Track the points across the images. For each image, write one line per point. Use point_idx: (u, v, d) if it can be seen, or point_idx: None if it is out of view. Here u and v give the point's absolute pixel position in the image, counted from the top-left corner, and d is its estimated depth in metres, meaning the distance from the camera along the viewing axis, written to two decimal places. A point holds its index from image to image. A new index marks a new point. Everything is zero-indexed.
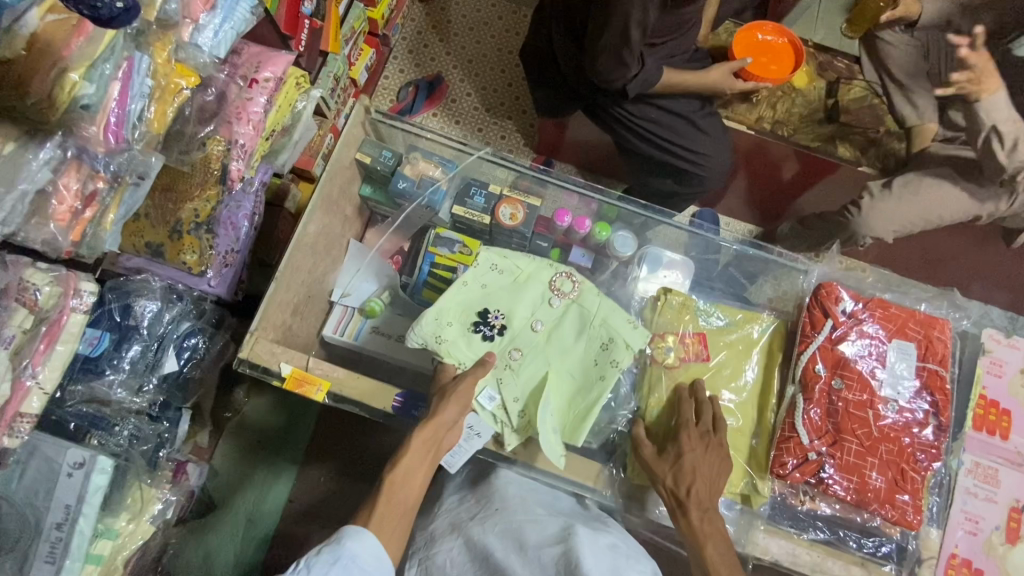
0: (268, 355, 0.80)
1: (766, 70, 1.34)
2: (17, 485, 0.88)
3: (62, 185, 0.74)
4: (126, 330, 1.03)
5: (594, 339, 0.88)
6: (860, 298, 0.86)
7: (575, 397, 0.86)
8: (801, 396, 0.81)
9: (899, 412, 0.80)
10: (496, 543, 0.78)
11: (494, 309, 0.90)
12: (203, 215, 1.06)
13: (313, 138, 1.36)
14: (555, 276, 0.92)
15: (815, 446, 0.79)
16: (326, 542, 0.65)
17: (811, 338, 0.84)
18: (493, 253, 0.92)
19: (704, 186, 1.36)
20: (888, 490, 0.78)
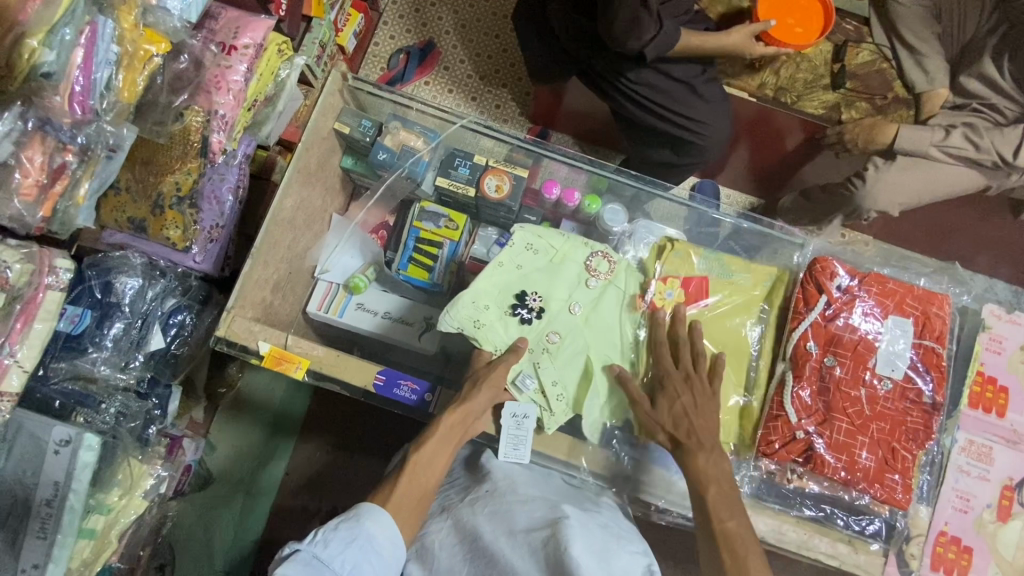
0: (245, 333, 0.79)
1: (790, 33, 1.27)
2: (6, 462, 0.89)
3: (26, 158, 0.71)
4: (108, 307, 1.01)
5: (642, 321, 0.86)
6: (855, 273, 0.83)
7: (615, 383, 0.83)
8: (791, 373, 0.80)
9: (892, 389, 0.79)
10: (487, 525, 0.75)
11: (531, 291, 0.86)
12: (185, 188, 1.03)
13: (298, 108, 1.31)
14: (590, 256, 0.89)
15: (803, 425, 0.78)
16: (344, 518, 0.65)
17: (803, 315, 0.81)
18: (528, 233, 0.89)
19: (704, 156, 1.31)
20: (877, 469, 0.77)
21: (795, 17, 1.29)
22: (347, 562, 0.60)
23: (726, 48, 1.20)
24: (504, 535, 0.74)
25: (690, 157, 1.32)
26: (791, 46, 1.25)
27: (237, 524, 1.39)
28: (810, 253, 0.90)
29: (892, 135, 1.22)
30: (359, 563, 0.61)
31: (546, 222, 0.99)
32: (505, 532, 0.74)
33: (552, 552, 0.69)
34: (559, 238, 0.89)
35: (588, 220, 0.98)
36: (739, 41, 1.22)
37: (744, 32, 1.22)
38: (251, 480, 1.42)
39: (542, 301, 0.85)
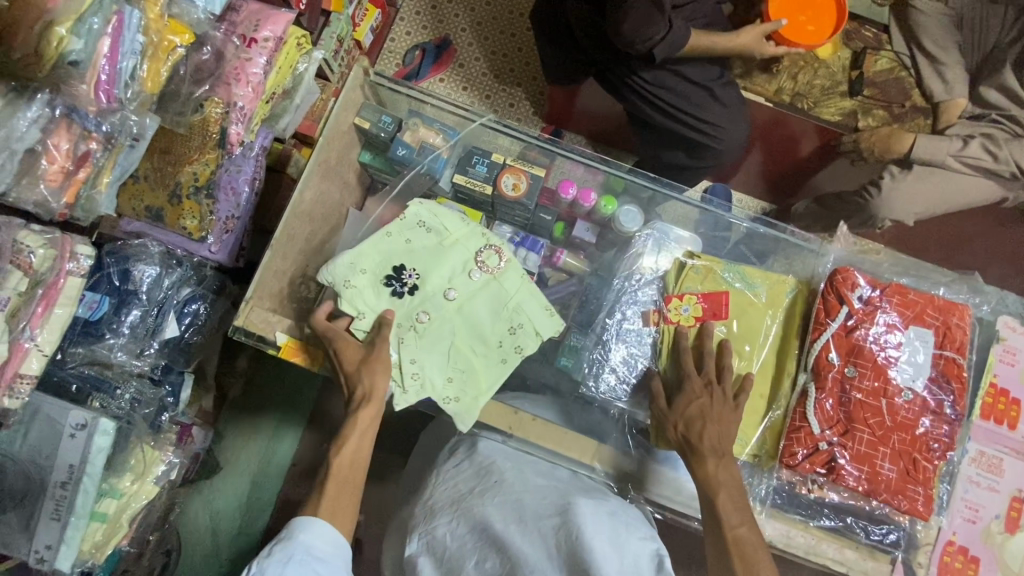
0: (263, 323, 0.80)
1: (803, 32, 1.27)
2: (22, 444, 0.90)
3: (52, 145, 0.72)
4: (125, 295, 1.03)
5: (483, 317, 0.86)
6: (876, 283, 0.83)
7: (459, 372, 0.82)
8: (813, 385, 0.79)
9: (914, 400, 0.78)
10: (496, 514, 0.78)
11: (414, 271, 0.87)
12: (203, 178, 1.05)
13: (315, 102, 1.31)
14: (482, 248, 0.90)
15: (826, 436, 0.77)
16: (276, 544, 0.66)
17: (825, 326, 0.80)
18: (425, 209, 0.91)
19: (719, 160, 1.31)
20: (899, 480, 0.76)
21: (809, 14, 1.29)
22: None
23: (735, 49, 1.20)
24: (511, 522, 0.76)
25: (706, 159, 1.31)
26: (802, 46, 1.25)
27: (243, 512, 1.41)
28: (831, 263, 0.88)
29: (909, 145, 1.21)
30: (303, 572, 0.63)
31: (561, 222, 0.98)
32: (512, 519, 0.76)
33: (563, 533, 0.71)
34: (455, 221, 0.91)
35: (604, 221, 0.98)
36: (750, 42, 1.22)
37: (755, 32, 1.23)
38: (258, 469, 1.43)
39: (418, 282, 0.86)
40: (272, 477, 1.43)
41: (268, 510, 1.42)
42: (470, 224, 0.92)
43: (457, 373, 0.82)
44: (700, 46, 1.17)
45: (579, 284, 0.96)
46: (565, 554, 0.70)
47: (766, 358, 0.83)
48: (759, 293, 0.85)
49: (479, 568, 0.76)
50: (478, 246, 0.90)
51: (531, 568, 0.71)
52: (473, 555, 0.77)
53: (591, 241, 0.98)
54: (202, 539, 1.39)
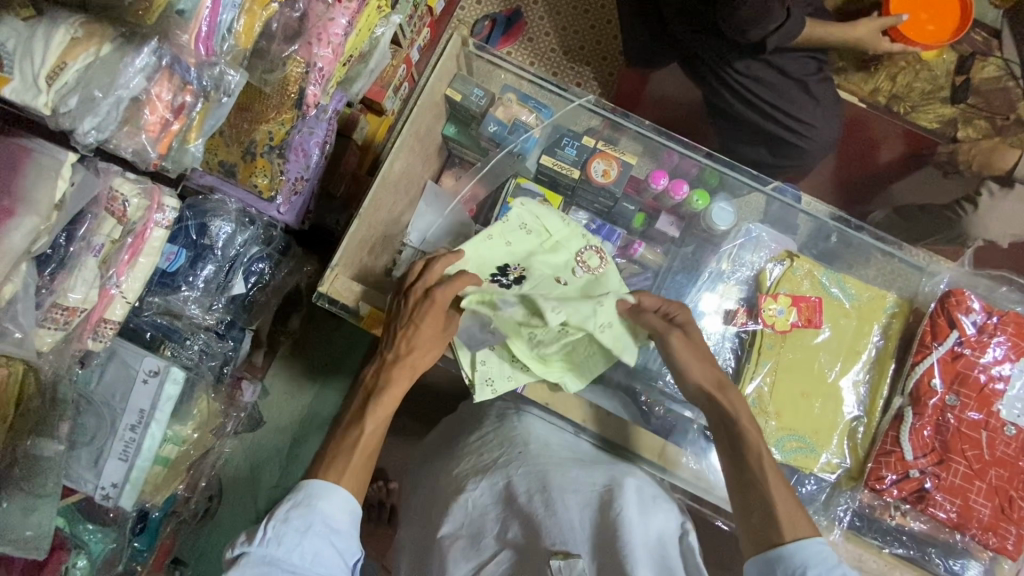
0: (346, 291, 0.80)
1: (922, 31, 1.22)
2: (96, 386, 0.93)
3: (155, 95, 0.71)
4: (201, 249, 1.05)
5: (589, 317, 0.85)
6: (992, 310, 0.78)
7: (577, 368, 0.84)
8: (910, 409, 0.76)
9: (1019, 435, 0.75)
10: (522, 484, 0.79)
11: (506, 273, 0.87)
12: (277, 137, 1.01)
13: (387, 67, 1.27)
14: (582, 249, 0.89)
15: (919, 463, 0.74)
16: (295, 504, 0.66)
17: (929, 349, 0.77)
18: (527, 211, 0.90)
19: (803, 161, 1.26)
20: (992, 518, 0.73)
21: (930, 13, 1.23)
22: (307, 551, 0.63)
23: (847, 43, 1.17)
24: (537, 494, 0.76)
25: (788, 159, 1.26)
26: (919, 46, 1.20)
27: (283, 466, 1.44)
28: (944, 284, 0.84)
29: (1014, 161, 1.14)
30: (320, 546, 0.64)
31: (643, 213, 0.95)
32: (537, 489, 0.76)
33: (601, 511, 0.73)
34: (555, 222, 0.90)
35: (693, 216, 0.93)
36: (864, 36, 1.18)
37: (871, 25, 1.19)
38: (300, 427, 1.46)
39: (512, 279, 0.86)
40: (313, 436, 1.46)
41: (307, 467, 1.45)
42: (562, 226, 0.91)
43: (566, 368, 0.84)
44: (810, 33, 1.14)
45: (654, 277, 0.92)
46: (596, 532, 0.72)
47: (857, 379, 0.80)
48: (856, 306, 0.82)
49: (501, 539, 0.77)
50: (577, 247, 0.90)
51: (558, 540, 0.71)
52: (496, 524, 0.78)
53: (673, 235, 0.94)
54: (243, 488, 1.43)
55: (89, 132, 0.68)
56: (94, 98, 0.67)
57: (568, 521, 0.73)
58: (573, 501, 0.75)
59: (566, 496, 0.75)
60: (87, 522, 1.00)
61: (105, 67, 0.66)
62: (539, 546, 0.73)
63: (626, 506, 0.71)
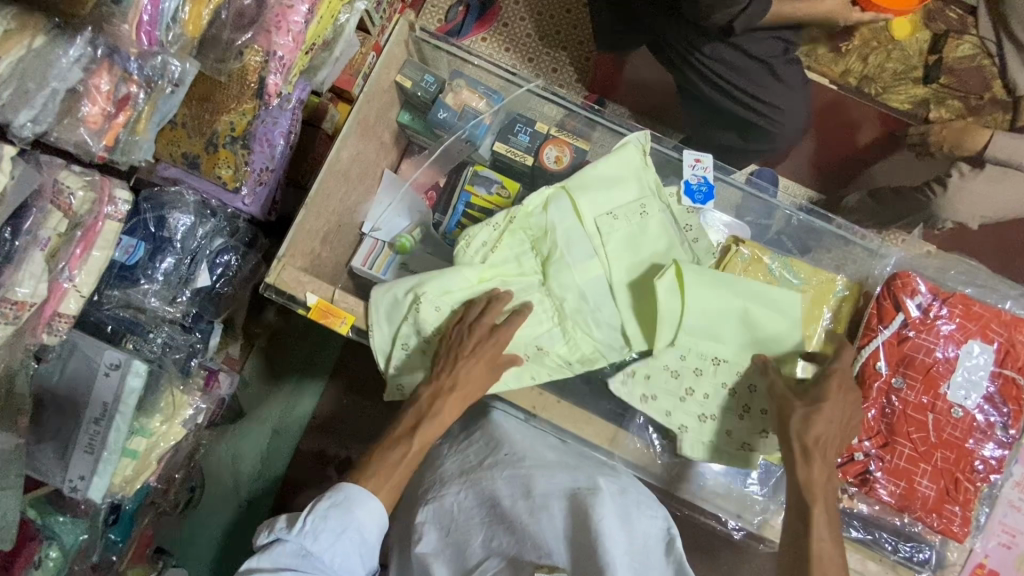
0: (294, 282, 0.80)
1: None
2: (58, 379, 0.93)
3: (93, 86, 0.71)
4: (161, 242, 1.04)
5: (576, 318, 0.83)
6: (939, 291, 0.78)
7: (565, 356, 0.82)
8: (856, 393, 0.76)
9: (965, 418, 0.75)
10: (505, 488, 0.80)
11: (448, 287, 0.80)
12: (239, 128, 1.02)
13: (355, 55, 1.24)
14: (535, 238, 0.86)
15: (863, 446, 0.74)
16: (335, 503, 0.70)
17: (876, 332, 0.76)
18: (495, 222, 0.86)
19: (772, 144, 1.25)
20: (936, 499, 0.74)
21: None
22: (336, 552, 0.69)
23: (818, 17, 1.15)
24: (521, 499, 0.78)
25: (759, 142, 1.25)
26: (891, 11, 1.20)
27: (262, 458, 1.45)
28: (892, 266, 0.85)
29: (984, 143, 1.14)
30: (348, 550, 0.70)
31: None
32: (522, 496, 0.78)
33: (579, 516, 0.74)
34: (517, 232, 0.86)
35: None
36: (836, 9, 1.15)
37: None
38: (280, 418, 1.47)
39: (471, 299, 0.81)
40: (292, 427, 1.46)
41: (286, 458, 1.46)
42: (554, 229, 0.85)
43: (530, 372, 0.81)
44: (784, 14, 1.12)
45: None
46: (576, 538, 0.74)
47: (809, 359, 0.80)
48: (807, 289, 0.82)
49: (487, 546, 0.79)
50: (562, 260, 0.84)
51: (544, 552, 0.75)
52: (480, 531, 0.80)
53: None
54: (223, 479, 1.44)
55: (25, 125, 0.68)
56: (28, 90, 0.66)
57: (552, 530, 0.76)
58: (557, 508, 0.77)
59: (553, 504, 0.77)
60: (58, 514, 1.02)
61: (37, 60, 0.66)
62: (524, 557, 0.76)
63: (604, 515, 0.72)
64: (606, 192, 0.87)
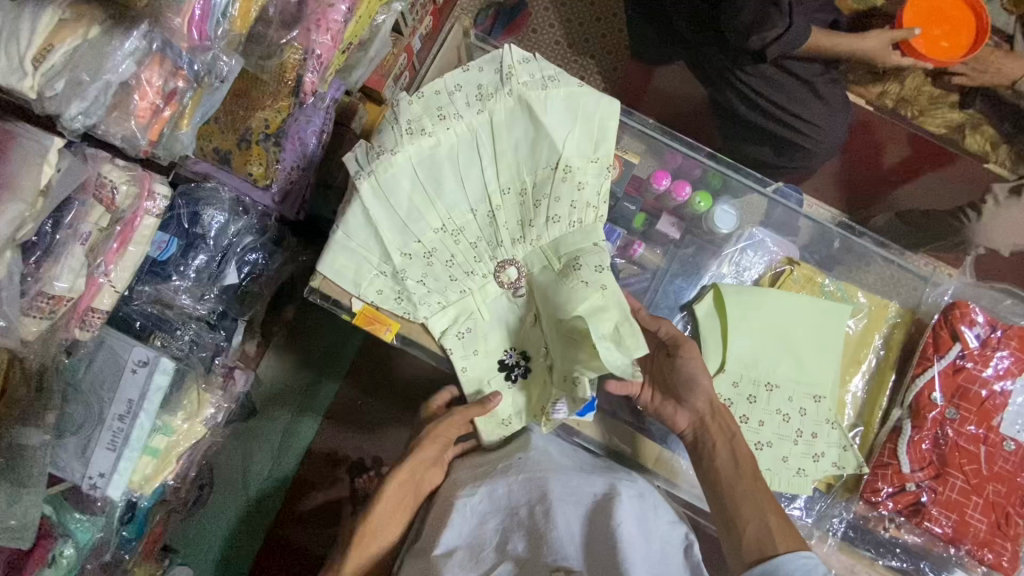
0: (338, 288, 0.82)
1: (936, 46, 1.21)
2: (83, 374, 0.91)
3: (145, 80, 0.68)
4: (193, 238, 1.03)
5: (412, 245, 0.81)
6: (995, 322, 0.77)
7: (356, 262, 0.81)
8: (909, 422, 0.75)
9: (1017, 452, 0.74)
10: (519, 495, 0.76)
11: (447, 149, 0.81)
12: (273, 126, 0.98)
13: (387, 56, 1.22)
14: (426, 190, 0.81)
15: (915, 477, 0.74)
16: None
17: (930, 362, 0.76)
18: (426, 158, 0.80)
19: (808, 163, 1.25)
20: (988, 534, 0.73)
21: (944, 29, 1.22)
22: None
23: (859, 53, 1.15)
24: (537, 504, 0.74)
25: (793, 160, 1.25)
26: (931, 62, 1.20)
27: (275, 457, 1.43)
28: (948, 294, 0.84)
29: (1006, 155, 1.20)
30: None
31: (644, 213, 0.91)
32: (537, 502, 0.74)
33: (602, 523, 0.73)
34: (446, 184, 0.82)
35: (694, 218, 0.91)
36: (875, 49, 1.17)
37: (883, 40, 1.18)
38: (293, 419, 1.44)
39: (433, 198, 0.82)
40: (305, 431, 1.44)
41: (297, 459, 1.44)
42: (583, 272, 0.80)
43: (379, 172, 0.78)
44: (823, 46, 1.13)
45: (653, 279, 0.89)
46: (594, 543, 0.72)
47: (859, 388, 0.80)
48: (860, 314, 0.82)
49: (501, 550, 0.73)
50: (514, 252, 0.85)
51: (560, 555, 0.70)
52: (495, 534, 0.75)
53: (675, 236, 0.90)
54: (233, 478, 1.42)
55: (76, 118, 0.65)
56: (81, 82, 0.64)
57: (568, 535, 0.72)
58: (573, 513, 0.74)
59: (566, 507, 0.74)
60: (74, 511, 0.98)
61: (92, 51, 0.64)
62: (539, 561, 0.71)
63: (625, 521, 0.71)
64: (518, 197, 0.84)
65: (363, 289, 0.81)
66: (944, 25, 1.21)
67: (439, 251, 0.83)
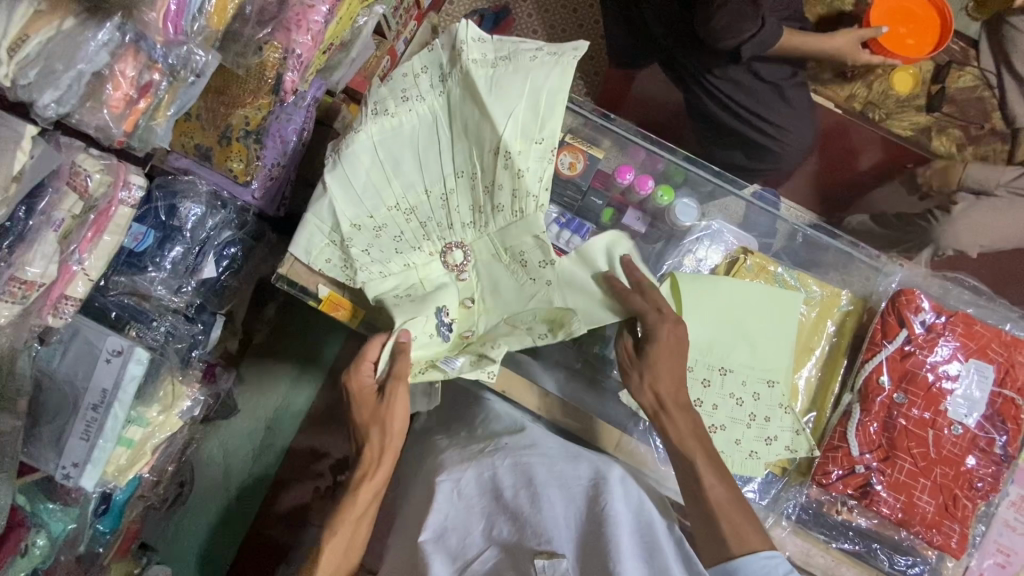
0: (306, 274, 0.83)
1: (902, 44, 1.29)
2: (60, 363, 0.92)
3: (119, 71, 0.71)
4: (170, 231, 1.04)
5: (363, 218, 0.81)
6: (943, 310, 0.80)
7: (309, 231, 0.81)
8: (858, 406, 0.78)
9: (963, 436, 0.77)
10: (507, 477, 0.75)
11: (407, 131, 0.81)
12: (253, 122, 1.00)
13: (370, 58, 1.24)
14: (382, 168, 0.81)
15: (865, 459, 0.76)
16: None
17: (880, 347, 0.79)
18: (384, 136, 0.81)
19: (778, 164, 1.28)
20: (935, 515, 0.76)
21: (910, 28, 1.30)
22: None
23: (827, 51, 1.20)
24: (522, 488, 0.73)
25: (763, 162, 1.28)
26: (900, 58, 1.28)
27: (255, 455, 1.44)
28: (897, 282, 0.86)
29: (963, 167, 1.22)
30: None
31: (612, 208, 0.94)
32: (522, 485, 0.73)
33: (588, 508, 0.71)
34: (403, 163, 0.81)
35: (658, 212, 0.94)
36: (845, 45, 1.22)
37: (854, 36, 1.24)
38: (274, 416, 1.45)
39: (388, 175, 0.81)
40: (286, 427, 1.44)
41: (279, 455, 1.44)
42: (529, 267, 0.80)
43: (339, 147, 0.80)
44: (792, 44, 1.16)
45: None
46: (586, 530, 0.70)
47: (810, 375, 0.82)
48: (813, 302, 0.84)
49: (487, 536, 0.73)
50: (465, 235, 0.84)
51: (544, 538, 0.68)
52: (481, 520, 0.75)
53: (640, 231, 0.94)
54: (214, 475, 1.42)
55: (49, 105, 0.67)
56: (55, 71, 0.66)
57: (553, 517, 0.71)
58: (556, 496, 0.73)
59: (551, 491, 0.73)
60: (49, 501, 0.99)
61: (66, 42, 0.66)
62: (524, 545, 0.69)
63: (611, 503, 0.69)
64: (469, 181, 0.82)
65: (313, 258, 0.81)
66: (910, 25, 1.30)
67: (390, 228, 0.82)
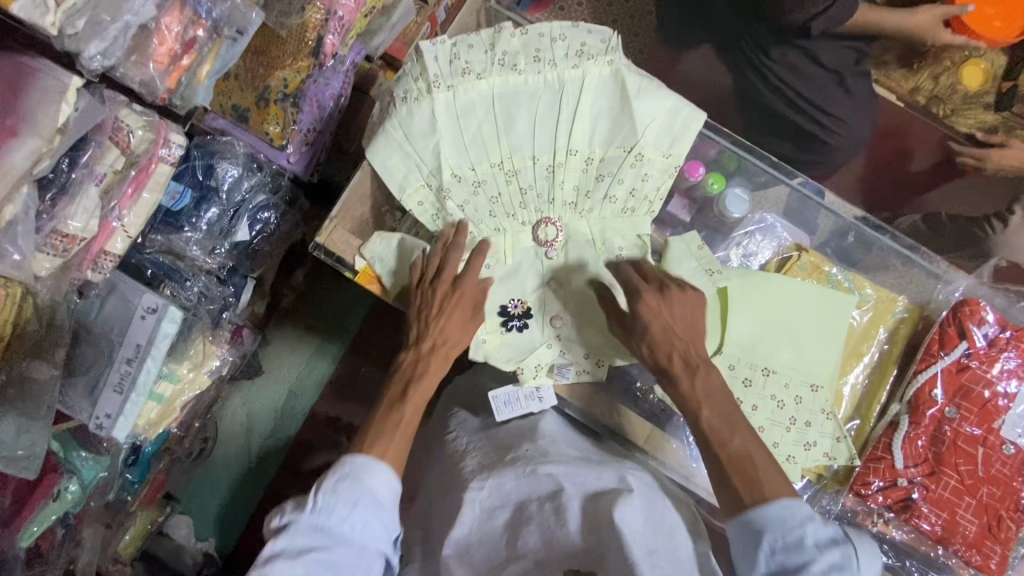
0: (343, 245, 0.82)
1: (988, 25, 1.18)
2: (97, 316, 0.94)
3: (164, 25, 0.69)
4: (207, 191, 1.04)
5: (465, 168, 0.82)
6: (1006, 324, 0.77)
7: (406, 166, 0.82)
8: (907, 418, 0.75)
9: (1015, 456, 0.75)
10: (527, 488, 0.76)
11: (529, 94, 0.82)
12: (292, 86, 0.97)
13: (410, 23, 1.20)
14: (495, 124, 0.82)
15: (909, 472, 0.75)
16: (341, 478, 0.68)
17: (936, 358, 0.76)
18: (505, 91, 0.82)
19: (828, 157, 1.22)
20: (978, 535, 0.74)
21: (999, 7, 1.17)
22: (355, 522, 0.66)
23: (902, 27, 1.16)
24: (547, 501, 0.73)
25: (813, 155, 1.22)
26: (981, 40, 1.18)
27: (277, 419, 1.46)
28: (959, 292, 0.83)
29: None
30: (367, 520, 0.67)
31: None
32: (547, 497, 0.73)
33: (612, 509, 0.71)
34: (518, 126, 0.82)
35: (706, 200, 0.89)
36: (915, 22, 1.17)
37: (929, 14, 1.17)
38: (296, 381, 1.47)
39: (497, 134, 0.82)
40: (307, 394, 1.46)
41: (300, 419, 1.47)
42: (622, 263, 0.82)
43: (459, 89, 0.81)
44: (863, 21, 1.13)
45: None
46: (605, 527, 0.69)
47: (855, 383, 0.80)
48: (866, 306, 0.81)
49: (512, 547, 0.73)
50: (562, 213, 0.83)
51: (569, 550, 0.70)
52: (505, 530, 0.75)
53: (685, 219, 0.90)
54: (237, 434, 1.45)
55: (95, 57, 0.65)
56: (102, 21, 0.63)
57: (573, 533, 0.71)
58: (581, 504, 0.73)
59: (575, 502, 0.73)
60: (81, 449, 1.01)
61: None
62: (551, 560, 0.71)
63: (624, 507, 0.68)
64: (583, 161, 0.83)
65: (405, 195, 0.82)
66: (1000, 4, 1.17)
67: (488, 189, 0.83)
